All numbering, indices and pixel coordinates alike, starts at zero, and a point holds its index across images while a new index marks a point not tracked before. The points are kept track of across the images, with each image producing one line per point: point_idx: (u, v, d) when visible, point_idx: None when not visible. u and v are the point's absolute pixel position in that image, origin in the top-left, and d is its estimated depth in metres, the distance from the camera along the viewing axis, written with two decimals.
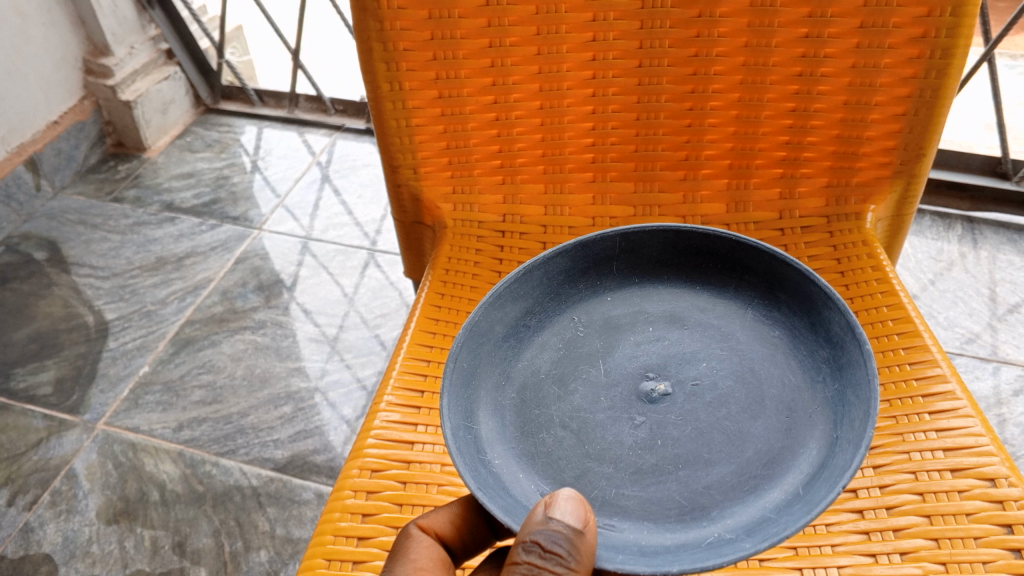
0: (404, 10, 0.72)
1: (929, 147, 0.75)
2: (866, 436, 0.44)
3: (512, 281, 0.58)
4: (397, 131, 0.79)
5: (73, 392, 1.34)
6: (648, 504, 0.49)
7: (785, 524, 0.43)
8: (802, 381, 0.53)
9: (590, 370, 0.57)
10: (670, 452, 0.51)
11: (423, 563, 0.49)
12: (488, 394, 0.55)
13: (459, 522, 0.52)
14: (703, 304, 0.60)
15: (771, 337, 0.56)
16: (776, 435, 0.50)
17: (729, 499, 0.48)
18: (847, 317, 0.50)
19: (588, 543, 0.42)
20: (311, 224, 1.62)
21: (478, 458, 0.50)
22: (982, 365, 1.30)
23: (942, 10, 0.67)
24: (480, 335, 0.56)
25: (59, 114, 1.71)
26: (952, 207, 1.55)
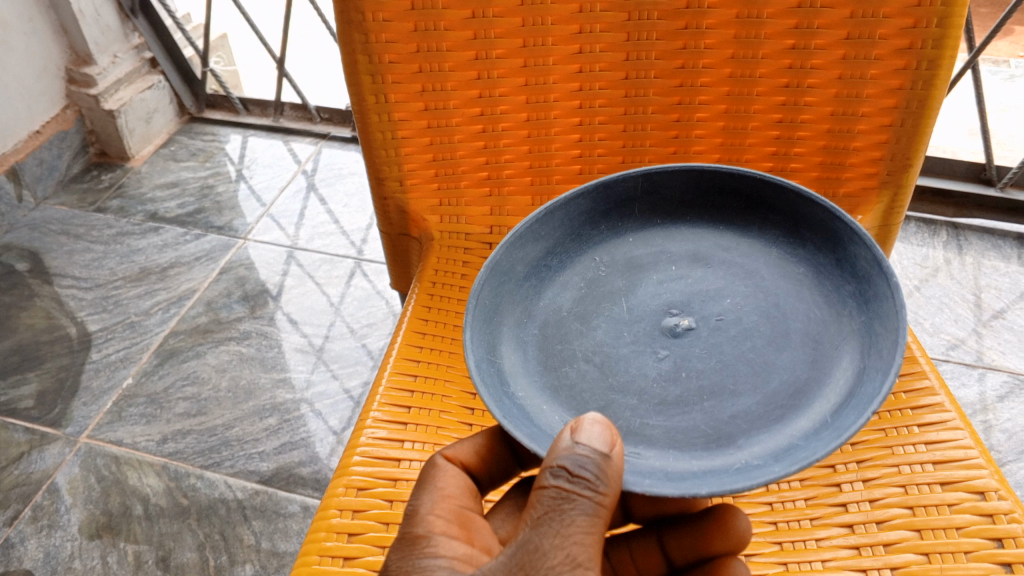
0: (388, 22, 0.71)
1: (916, 157, 0.74)
2: (896, 361, 0.44)
3: (533, 221, 0.59)
4: (382, 143, 0.79)
5: (55, 405, 1.33)
6: (673, 432, 0.49)
7: (814, 448, 0.43)
8: (828, 315, 0.53)
9: (613, 308, 0.58)
10: (695, 384, 0.51)
11: (450, 491, 0.51)
12: (511, 330, 0.56)
13: (484, 453, 0.55)
14: (727, 243, 0.60)
15: (795, 273, 0.56)
16: (802, 367, 0.50)
17: (756, 426, 0.48)
18: (874, 251, 0.51)
19: (615, 467, 0.43)
20: (297, 233, 1.61)
21: (502, 390, 0.50)
22: (968, 372, 1.30)
23: (929, 21, 0.66)
24: (501, 274, 0.57)
25: (41, 123, 1.70)
26: (937, 214, 1.55)
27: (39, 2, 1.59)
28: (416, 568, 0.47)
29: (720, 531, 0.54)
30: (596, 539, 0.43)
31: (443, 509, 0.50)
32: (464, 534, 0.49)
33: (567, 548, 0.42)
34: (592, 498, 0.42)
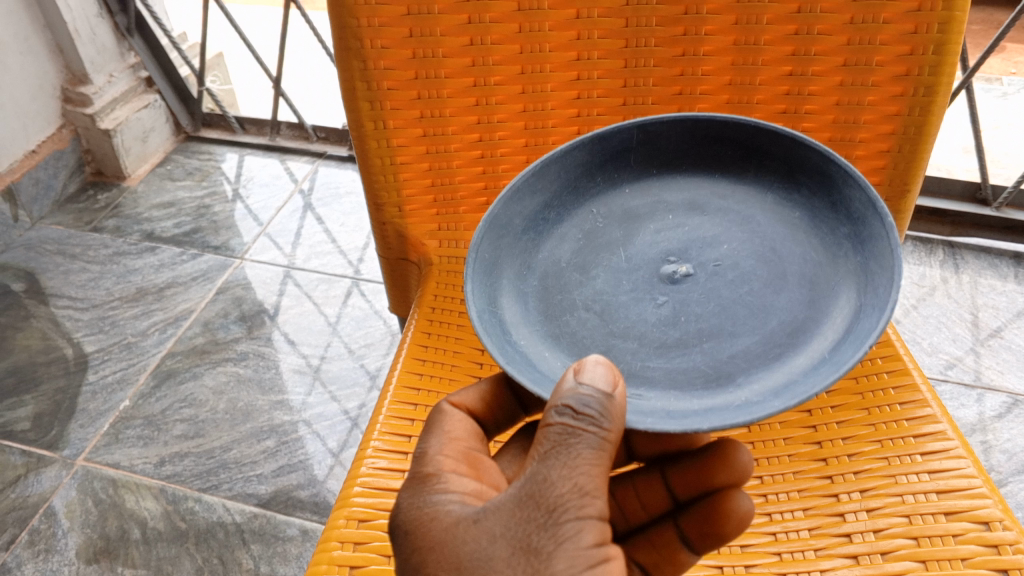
0: (387, 49, 0.72)
1: (915, 183, 0.74)
2: (891, 297, 0.46)
3: (529, 175, 0.62)
4: (382, 169, 0.79)
5: (51, 428, 1.32)
6: (674, 374, 0.52)
7: (812, 382, 0.45)
8: (824, 257, 0.55)
9: (611, 257, 0.61)
10: (694, 327, 0.54)
11: (458, 433, 0.56)
12: (511, 282, 0.60)
13: (489, 398, 0.60)
14: (722, 192, 0.62)
15: (792, 219, 0.59)
16: (800, 307, 0.53)
17: (755, 364, 0.51)
18: (868, 192, 0.52)
19: (617, 405, 0.46)
20: (294, 253, 1.61)
21: (503, 337, 0.54)
22: (966, 392, 1.30)
23: (925, 48, 0.67)
24: (500, 227, 0.60)
25: (37, 143, 1.69)
26: (933, 232, 1.56)
27: (34, 21, 1.60)
28: (428, 500, 0.51)
29: (721, 464, 0.58)
30: (602, 469, 0.47)
31: (451, 448, 0.55)
32: (473, 471, 0.54)
33: (575, 478, 0.46)
34: (597, 433, 0.46)
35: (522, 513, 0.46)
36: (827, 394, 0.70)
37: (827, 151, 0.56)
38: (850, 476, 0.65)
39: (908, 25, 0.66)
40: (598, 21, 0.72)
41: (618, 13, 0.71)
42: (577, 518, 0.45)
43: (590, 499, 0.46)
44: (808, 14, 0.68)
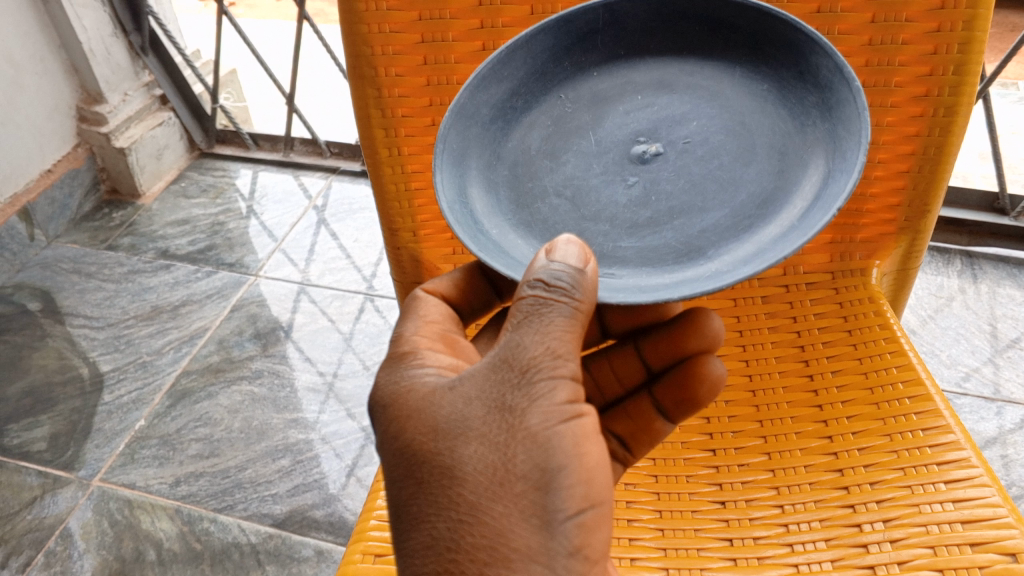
0: (401, 77, 0.73)
1: (933, 205, 0.75)
2: (856, 163, 0.50)
3: (495, 62, 0.64)
4: (396, 195, 0.79)
5: (67, 448, 1.33)
6: (646, 251, 0.59)
7: (781, 245, 0.51)
8: (792, 127, 0.60)
9: (581, 141, 0.66)
10: (665, 206, 0.61)
11: (436, 314, 0.64)
12: (482, 173, 0.65)
13: (462, 285, 0.68)
14: (690, 69, 0.66)
15: (760, 91, 0.63)
16: (768, 177, 0.59)
17: (725, 236, 0.57)
18: (834, 59, 0.56)
19: (588, 279, 0.53)
20: (308, 269, 1.61)
21: (476, 228, 0.59)
22: (986, 406, 1.29)
23: (945, 68, 0.68)
24: (467, 116, 0.64)
25: (53, 162, 1.70)
26: (951, 242, 1.54)
27: (50, 42, 1.61)
28: (406, 373, 0.57)
29: (694, 331, 0.67)
30: (572, 336, 0.53)
31: (426, 330, 0.62)
32: (448, 348, 0.61)
33: (547, 342, 0.52)
34: (569, 302, 0.52)
35: (496, 376, 0.52)
36: (848, 420, 0.70)
37: (794, 21, 0.60)
38: (872, 505, 0.65)
39: (927, 45, 0.68)
40: None
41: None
42: (550, 377, 0.52)
43: (562, 361, 0.52)
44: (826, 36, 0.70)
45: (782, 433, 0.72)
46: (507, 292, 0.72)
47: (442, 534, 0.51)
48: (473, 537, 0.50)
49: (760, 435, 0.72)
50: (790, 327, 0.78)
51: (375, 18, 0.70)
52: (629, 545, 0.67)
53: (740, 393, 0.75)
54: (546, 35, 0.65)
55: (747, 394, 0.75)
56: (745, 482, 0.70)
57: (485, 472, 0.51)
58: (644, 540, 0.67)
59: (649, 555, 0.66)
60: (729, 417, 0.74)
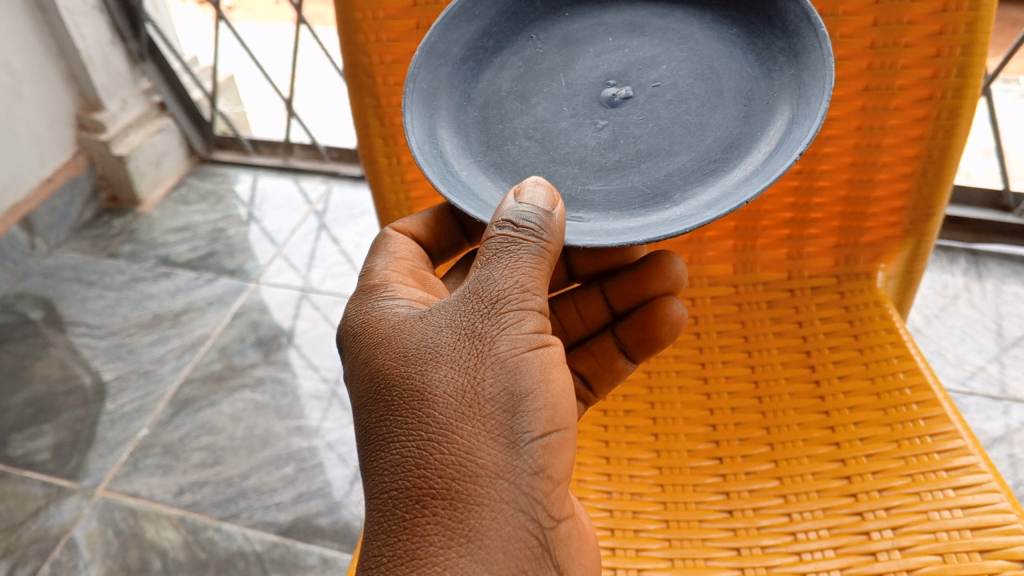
0: (400, 86, 0.73)
1: (938, 207, 0.74)
2: (820, 108, 0.51)
3: (466, 1, 0.65)
4: (396, 204, 0.79)
5: (71, 457, 1.32)
6: (612, 195, 0.59)
7: (747, 185, 0.51)
8: (758, 73, 0.60)
9: (551, 84, 0.65)
10: (632, 148, 0.60)
11: (404, 251, 0.66)
12: (451, 115, 0.64)
13: (432, 225, 0.70)
14: (661, 12, 0.66)
15: (729, 36, 0.63)
16: (734, 122, 0.59)
17: (690, 181, 0.58)
18: (802, 5, 0.57)
19: (557, 223, 0.55)
20: (309, 274, 1.60)
21: (445, 168, 0.59)
22: (993, 405, 1.28)
23: (947, 71, 0.68)
24: (437, 56, 0.64)
25: (52, 170, 1.70)
26: (955, 241, 1.53)
27: (48, 50, 1.59)
28: (376, 305, 0.59)
29: (658, 273, 0.70)
30: (540, 275, 0.55)
31: (397, 265, 0.64)
32: (418, 284, 0.64)
33: (516, 277, 0.54)
34: (537, 242, 0.54)
35: (466, 307, 0.54)
36: (855, 426, 0.70)
37: None
38: (880, 513, 0.65)
39: (930, 48, 0.67)
40: None
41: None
42: (519, 309, 0.54)
43: (529, 296, 0.54)
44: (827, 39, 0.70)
45: (790, 438, 0.71)
46: (476, 235, 0.73)
47: (411, 452, 0.52)
48: (443, 455, 0.51)
49: (767, 442, 0.72)
50: (795, 332, 0.78)
51: (372, 27, 0.70)
52: (636, 556, 0.67)
53: (746, 401, 0.75)
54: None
55: (753, 400, 0.74)
56: (753, 490, 0.69)
57: (455, 393, 0.52)
58: (651, 550, 0.67)
59: (658, 566, 0.66)
60: (735, 424, 0.73)
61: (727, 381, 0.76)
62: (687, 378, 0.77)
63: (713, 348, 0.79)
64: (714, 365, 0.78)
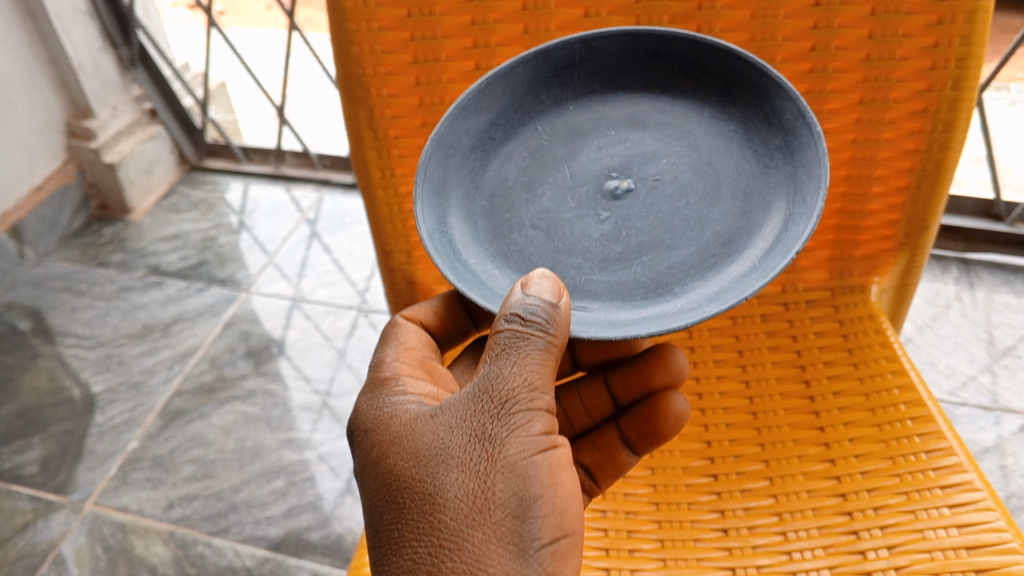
0: (394, 97, 0.72)
1: (933, 220, 0.74)
2: (814, 209, 0.51)
3: (475, 94, 0.63)
4: (390, 217, 0.78)
5: (59, 471, 1.31)
6: (616, 286, 0.59)
7: (744, 287, 0.51)
8: (755, 170, 0.60)
9: (556, 174, 0.64)
10: (634, 241, 0.60)
11: (414, 341, 0.65)
12: (460, 203, 0.64)
13: (442, 313, 0.69)
14: (662, 106, 0.65)
15: (726, 132, 0.62)
16: (732, 218, 0.59)
17: (691, 276, 0.57)
18: (798, 104, 0.56)
19: (562, 315, 0.53)
20: (301, 284, 1.59)
21: (455, 257, 0.58)
22: (985, 415, 1.28)
23: (942, 85, 0.67)
24: (447, 147, 0.62)
25: (42, 179, 1.68)
26: (947, 249, 1.53)
27: (38, 57, 1.58)
28: (387, 400, 0.59)
29: (661, 366, 0.68)
30: (549, 369, 0.54)
31: (406, 357, 0.63)
32: (428, 377, 0.63)
33: (524, 375, 0.53)
34: (544, 336, 0.53)
35: (475, 407, 0.53)
36: (850, 443, 0.69)
37: (761, 65, 0.59)
38: (876, 531, 0.64)
39: (925, 61, 0.67)
40: None
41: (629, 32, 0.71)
42: (527, 409, 0.53)
43: (538, 394, 0.53)
44: (822, 51, 0.69)
45: (785, 455, 0.70)
46: (483, 321, 0.72)
47: (422, 560, 0.51)
48: (453, 563, 0.51)
49: (762, 459, 0.71)
50: (790, 346, 0.77)
51: (366, 38, 0.69)
52: None
53: (741, 416, 0.74)
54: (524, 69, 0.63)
55: (748, 416, 0.74)
56: (748, 508, 0.68)
57: (465, 499, 0.52)
58: (646, 569, 0.66)
59: None
60: (729, 440, 0.73)
61: (722, 398, 0.75)
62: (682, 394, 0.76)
63: (707, 363, 0.78)
64: (709, 381, 0.77)
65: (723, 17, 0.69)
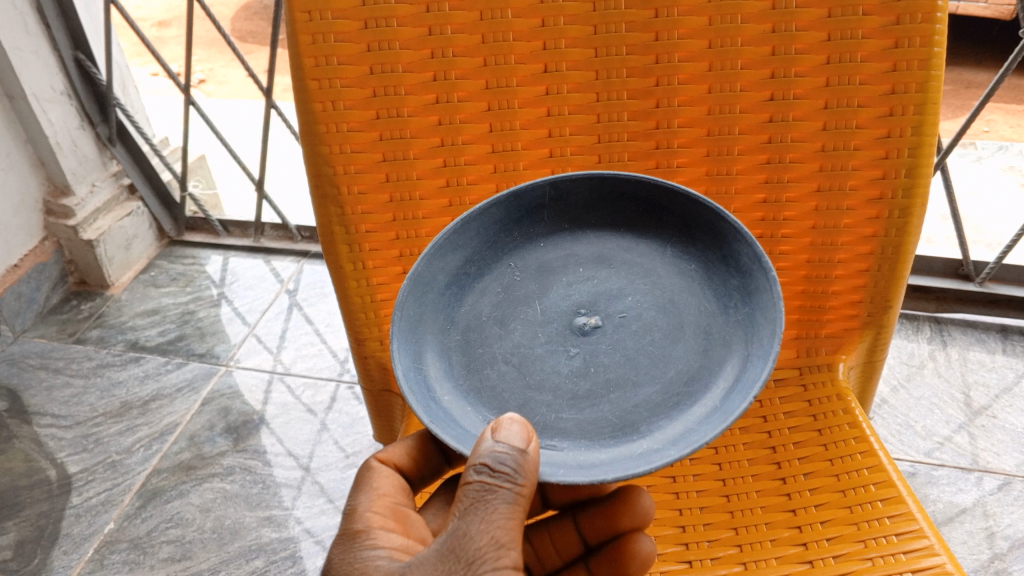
0: (364, 194, 0.74)
1: (894, 300, 0.76)
2: (772, 352, 0.52)
3: (451, 233, 0.66)
4: (362, 307, 0.80)
5: (34, 556, 1.29)
6: (584, 424, 0.59)
7: (704, 430, 0.51)
8: (716, 307, 0.62)
9: (528, 310, 0.66)
10: (602, 377, 0.61)
11: (386, 488, 0.65)
12: (435, 338, 0.65)
13: (415, 454, 0.69)
14: (627, 245, 0.68)
15: (688, 271, 0.65)
16: (695, 356, 0.60)
17: (656, 414, 0.58)
18: (754, 248, 0.58)
19: (530, 461, 0.54)
20: (280, 357, 1.59)
21: (428, 396, 0.59)
22: (964, 476, 1.28)
23: (896, 172, 0.70)
24: (423, 285, 0.64)
25: (19, 257, 1.67)
26: (919, 309, 1.55)
27: (16, 137, 1.58)
28: (359, 555, 0.60)
29: (626, 509, 0.67)
30: (517, 523, 0.54)
31: (379, 505, 0.63)
32: (400, 527, 0.63)
33: (491, 531, 0.53)
34: (512, 488, 0.53)
35: (444, 565, 0.53)
36: (821, 525, 0.69)
37: (718, 208, 0.62)
38: None
39: (879, 150, 0.69)
40: (571, 157, 0.74)
41: (590, 130, 0.73)
42: (494, 568, 0.52)
43: (505, 551, 0.53)
44: (779, 143, 0.71)
45: (757, 540, 0.70)
46: (455, 458, 0.72)
47: None
48: None
49: (736, 544, 0.70)
50: (761, 427, 0.77)
51: (336, 139, 0.71)
52: None
53: (714, 499, 0.73)
54: (498, 209, 0.66)
55: (721, 499, 0.73)
56: None
57: None
58: None
59: None
60: (704, 526, 0.72)
61: (695, 481, 0.75)
62: (656, 477, 0.76)
63: None
64: (682, 465, 0.76)
65: (683, 113, 0.72)
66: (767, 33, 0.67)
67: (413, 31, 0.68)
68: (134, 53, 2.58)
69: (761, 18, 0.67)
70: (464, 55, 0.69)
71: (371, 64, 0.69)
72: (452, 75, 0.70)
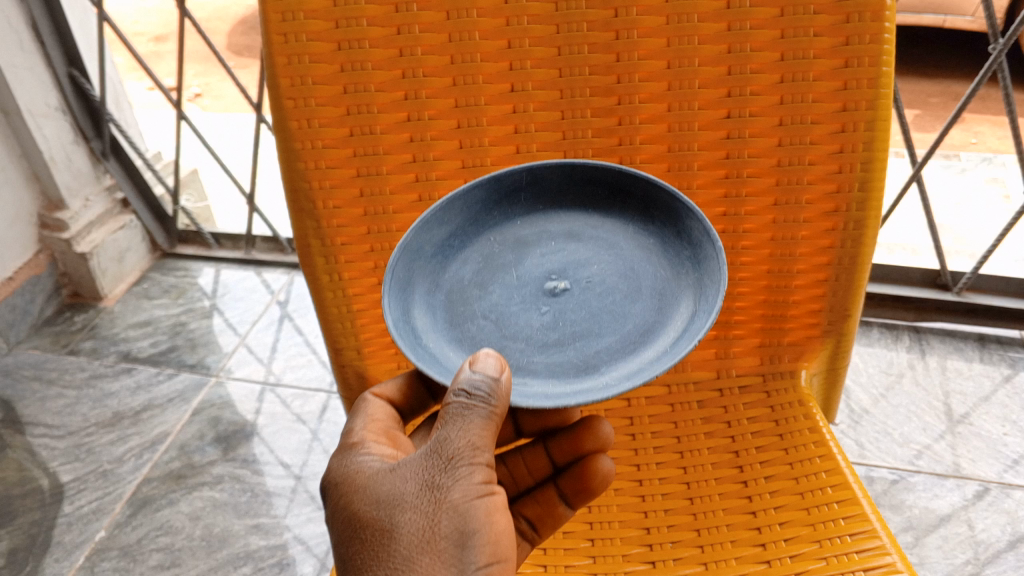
0: (339, 209, 0.77)
1: (854, 308, 0.79)
2: (715, 302, 0.55)
3: (438, 208, 0.68)
4: (339, 317, 0.82)
5: (25, 562, 1.31)
6: (552, 366, 0.61)
7: (654, 366, 0.53)
8: (671, 273, 0.65)
9: (505, 276, 0.68)
10: (569, 329, 0.63)
11: (379, 415, 0.66)
12: (421, 296, 0.66)
13: (406, 389, 0.71)
14: (594, 224, 0.71)
15: (647, 244, 0.68)
16: (651, 313, 0.62)
17: (615, 357, 0.60)
18: (703, 223, 0.61)
19: (503, 388, 0.55)
20: (271, 366, 1.62)
21: (416, 341, 0.60)
22: (941, 482, 1.31)
23: (850, 186, 0.73)
24: (412, 252, 0.66)
25: (13, 270, 1.70)
26: (898, 318, 1.58)
27: (11, 151, 1.60)
28: (351, 463, 0.61)
29: (588, 433, 0.70)
30: (491, 430, 0.57)
31: (373, 427, 0.65)
32: (391, 443, 0.64)
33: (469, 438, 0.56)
34: (487, 407, 0.55)
35: (427, 465, 0.57)
36: (780, 527, 0.72)
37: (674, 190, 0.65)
38: None
39: (833, 165, 0.72)
40: None
41: (556, 146, 0.76)
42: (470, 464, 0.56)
43: (479, 452, 0.56)
44: (736, 158, 0.74)
45: (719, 541, 0.72)
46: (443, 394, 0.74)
47: None
48: None
49: (698, 545, 0.73)
50: (725, 432, 0.80)
51: (311, 156, 0.74)
52: None
53: (678, 502, 0.76)
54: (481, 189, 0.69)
55: (685, 501, 0.76)
56: None
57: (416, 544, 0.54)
58: None
59: None
60: (667, 527, 0.74)
61: (661, 483, 0.78)
62: (624, 480, 0.78)
63: (648, 448, 0.81)
64: (649, 467, 0.79)
65: (645, 130, 0.75)
66: (723, 54, 0.70)
67: (384, 52, 0.71)
68: (131, 68, 2.62)
69: (717, 39, 0.70)
70: (434, 76, 0.72)
71: (345, 84, 0.72)
72: (422, 95, 0.73)
